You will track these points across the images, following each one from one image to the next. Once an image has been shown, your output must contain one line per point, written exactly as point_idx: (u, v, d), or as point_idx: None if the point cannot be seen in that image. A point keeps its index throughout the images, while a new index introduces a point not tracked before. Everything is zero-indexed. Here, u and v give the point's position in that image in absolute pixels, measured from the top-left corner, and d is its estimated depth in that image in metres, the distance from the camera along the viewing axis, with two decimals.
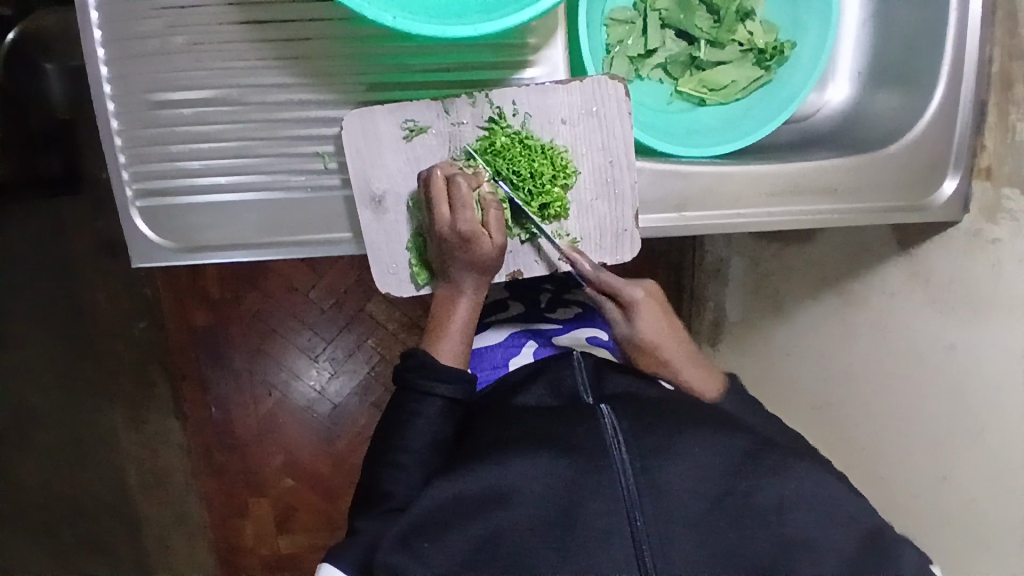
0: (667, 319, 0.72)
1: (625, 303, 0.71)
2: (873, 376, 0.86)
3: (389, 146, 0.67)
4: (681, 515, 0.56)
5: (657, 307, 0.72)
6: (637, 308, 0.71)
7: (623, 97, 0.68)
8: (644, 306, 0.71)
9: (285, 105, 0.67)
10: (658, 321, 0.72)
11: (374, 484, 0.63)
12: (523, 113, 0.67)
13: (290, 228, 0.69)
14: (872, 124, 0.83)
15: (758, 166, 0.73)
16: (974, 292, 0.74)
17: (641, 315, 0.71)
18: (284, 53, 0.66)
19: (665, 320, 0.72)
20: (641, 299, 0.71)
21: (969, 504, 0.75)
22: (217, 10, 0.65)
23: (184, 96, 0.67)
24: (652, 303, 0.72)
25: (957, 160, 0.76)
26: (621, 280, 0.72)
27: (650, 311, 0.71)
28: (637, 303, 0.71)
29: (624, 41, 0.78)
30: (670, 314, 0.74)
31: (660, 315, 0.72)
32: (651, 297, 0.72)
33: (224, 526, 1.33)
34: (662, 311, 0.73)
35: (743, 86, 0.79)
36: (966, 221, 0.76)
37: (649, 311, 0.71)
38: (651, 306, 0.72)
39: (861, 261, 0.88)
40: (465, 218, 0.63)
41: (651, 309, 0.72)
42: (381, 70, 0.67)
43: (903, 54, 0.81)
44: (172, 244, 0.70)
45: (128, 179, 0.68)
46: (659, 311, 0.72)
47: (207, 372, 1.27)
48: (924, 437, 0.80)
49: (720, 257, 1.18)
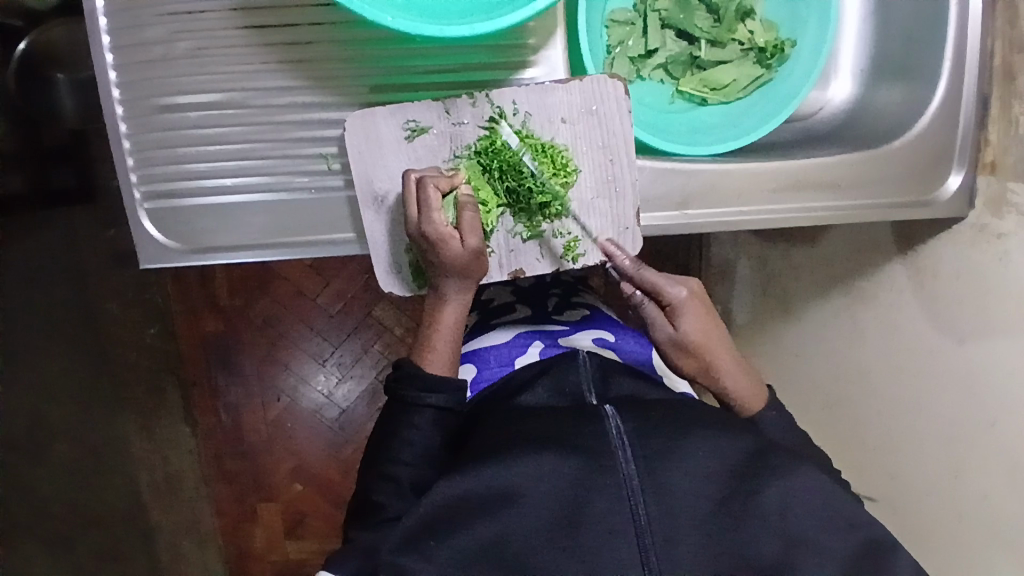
0: (709, 319, 0.69)
1: (667, 302, 0.68)
2: (883, 373, 0.86)
3: (391, 147, 0.67)
4: (685, 516, 0.56)
5: (700, 307, 0.69)
6: (680, 310, 0.68)
7: (623, 96, 0.68)
8: (688, 307, 0.68)
9: (289, 107, 0.68)
10: (701, 322, 0.68)
11: (376, 485, 0.64)
12: (523, 113, 0.68)
13: (295, 229, 0.70)
14: (873, 120, 0.83)
15: (759, 163, 0.73)
16: (982, 285, 0.73)
17: (683, 317, 0.68)
18: (287, 57, 0.67)
19: (707, 320, 0.69)
20: (684, 300, 0.68)
21: (981, 502, 0.74)
22: (222, 15, 0.66)
23: (190, 100, 0.68)
24: (696, 303, 0.69)
25: (962, 154, 0.76)
26: (664, 278, 0.68)
27: (693, 312, 0.68)
28: (680, 305, 0.68)
29: (624, 42, 0.78)
30: (713, 313, 0.70)
31: (703, 315, 0.69)
32: (694, 295, 0.69)
33: (234, 531, 1.35)
34: (707, 312, 0.69)
35: (743, 84, 0.79)
36: (971, 215, 0.76)
37: (694, 312, 0.68)
38: (695, 307, 0.68)
39: (866, 258, 0.88)
40: (433, 222, 0.64)
41: (695, 311, 0.68)
42: (383, 72, 0.68)
43: (903, 50, 0.81)
44: (179, 246, 0.71)
45: (136, 182, 0.70)
46: (703, 310, 0.69)
47: (217, 379, 1.30)
48: (935, 434, 0.79)
49: (727, 258, 1.18)
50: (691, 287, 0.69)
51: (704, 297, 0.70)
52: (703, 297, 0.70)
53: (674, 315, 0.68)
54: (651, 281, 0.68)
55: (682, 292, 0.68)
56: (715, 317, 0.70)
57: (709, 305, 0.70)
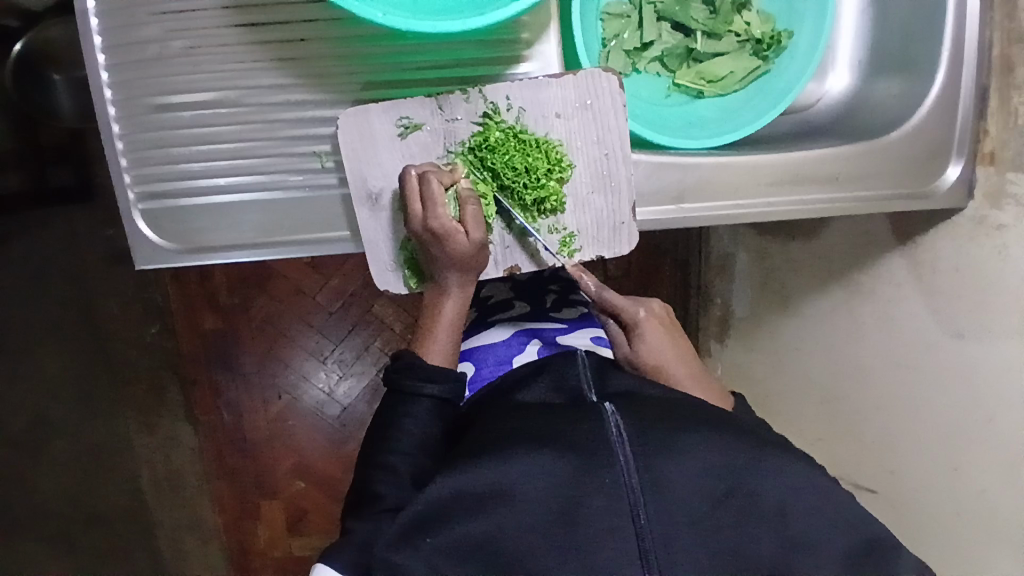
0: (670, 340, 0.71)
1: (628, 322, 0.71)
2: (883, 366, 0.85)
3: (384, 144, 0.67)
4: (683, 512, 0.55)
5: (660, 327, 0.71)
6: (641, 327, 0.70)
7: (617, 89, 0.67)
8: (647, 324, 0.71)
9: (282, 105, 0.68)
10: (662, 339, 0.71)
11: (373, 476, 0.64)
12: (517, 108, 0.67)
13: (290, 228, 0.70)
14: (872, 112, 0.83)
15: (756, 155, 0.72)
16: (982, 277, 0.73)
17: (642, 336, 0.70)
18: (279, 55, 0.67)
19: (668, 339, 0.71)
20: (643, 318, 0.71)
21: (980, 494, 0.74)
22: (214, 13, 0.66)
23: (184, 99, 0.68)
24: (656, 323, 0.71)
25: (961, 146, 0.75)
26: (626, 299, 0.71)
27: (654, 330, 0.71)
28: (640, 323, 0.70)
29: (620, 35, 0.78)
30: (678, 335, 0.73)
31: (664, 334, 0.71)
32: (653, 314, 0.72)
33: (236, 528, 1.33)
34: (668, 332, 0.72)
35: (740, 77, 0.78)
36: (970, 207, 0.75)
37: (654, 329, 0.71)
38: (656, 326, 0.71)
39: (866, 252, 0.87)
40: (439, 216, 0.64)
41: (656, 330, 0.71)
42: (376, 69, 0.68)
43: (902, 41, 0.81)
44: (174, 246, 0.71)
45: (129, 182, 0.69)
46: (662, 332, 0.71)
47: (219, 377, 1.27)
48: (935, 427, 0.79)
49: (726, 252, 1.17)
50: (652, 308, 0.72)
51: (667, 319, 0.73)
52: (667, 318, 0.73)
53: (635, 332, 0.71)
54: (613, 303, 0.71)
55: (642, 312, 0.71)
56: (679, 338, 0.73)
57: (671, 326, 0.73)
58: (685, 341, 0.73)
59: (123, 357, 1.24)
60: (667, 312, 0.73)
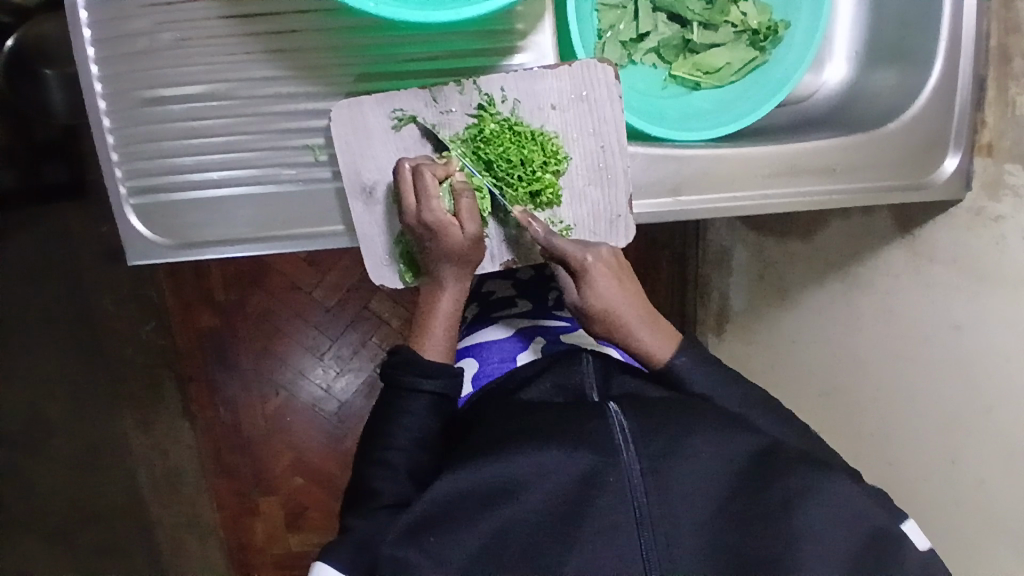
0: (620, 285, 0.68)
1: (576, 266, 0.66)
2: (881, 358, 0.85)
3: (378, 137, 0.67)
4: (686, 511, 0.55)
5: (609, 272, 0.67)
6: (589, 273, 0.66)
7: (613, 81, 0.67)
8: (596, 271, 0.66)
9: (273, 98, 0.67)
10: (611, 284, 0.67)
11: (370, 473, 0.64)
12: (512, 100, 0.67)
13: (284, 222, 0.69)
14: (869, 103, 0.82)
15: (753, 147, 0.72)
16: (981, 268, 0.72)
17: (591, 283, 0.66)
18: (270, 47, 0.66)
19: (617, 285, 0.67)
20: (592, 263, 0.66)
21: (978, 487, 0.74)
22: (203, 5, 0.65)
23: (174, 92, 0.67)
24: (606, 269, 0.67)
25: (959, 137, 0.75)
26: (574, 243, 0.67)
27: (603, 276, 0.66)
28: (589, 270, 0.66)
29: (616, 26, 0.77)
30: (627, 279, 0.69)
31: (613, 278, 0.67)
32: (601, 258, 0.67)
33: (235, 525, 1.35)
34: (619, 277, 0.68)
35: (736, 68, 0.78)
36: (968, 199, 0.75)
37: (603, 275, 0.66)
38: (605, 271, 0.67)
39: (864, 245, 0.87)
40: (432, 210, 0.63)
41: (605, 276, 0.67)
42: (369, 61, 0.67)
43: (899, 30, 0.80)
44: (167, 242, 0.70)
45: (121, 177, 0.69)
46: (612, 276, 0.67)
47: (216, 375, 1.28)
48: (933, 419, 0.79)
49: (723, 245, 1.17)
50: (602, 252, 0.68)
51: (618, 264, 0.68)
52: (618, 262, 0.68)
53: (582, 278, 0.67)
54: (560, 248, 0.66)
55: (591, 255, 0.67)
56: (629, 281, 0.69)
57: (621, 270, 0.68)
58: (635, 284, 0.69)
59: None
60: (616, 253, 0.69)
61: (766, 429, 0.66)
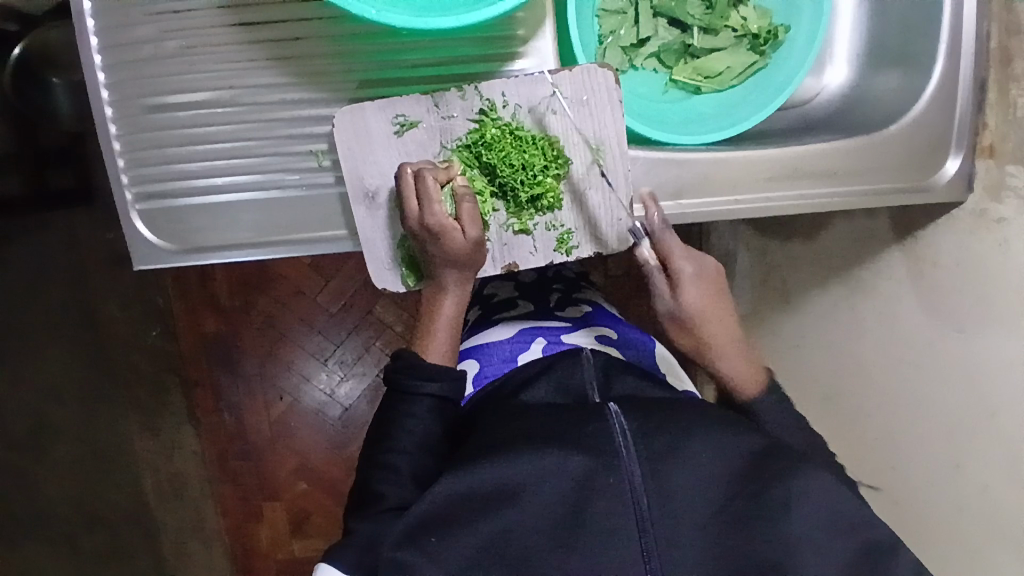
0: (713, 299, 0.71)
1: (673, 274, 0.70)
2: (886, 362, 0.85)
3: (381, 142, 0.67)
4: (686, 514, 0.55)
5: (706, 284, 0.70)
6: (685, 284, 0.69)
7: (613, 85, 0.67)
8: (692, 284, 0.70)
9: (278, 104, 0.68)
10: (704, 296, 0.70)
11: (376, 476, 0.64)
12: (513, 105, 0.67)
13: (288, 226, 0.70)
14: (872, 105, 0.82)
15: (753, 150, 0.72)
16: (984, 272, 0.72)
17: (685, 290, 0.70)
18: (274, 54, 0.67)
19: (709, 300, 0.70)
20: (691, 275, 0.69)
21: (983, 491, 0.73)
22: (209, 13, 0.66)
23: (181, 99, 0.68)
24: (703, 281, 0.70)
25: (960, 139, 0.75)
26: (680, 248, 0.69)
27: (698, 288, 0.70)
28: (685, 280, 0.69)
29: (617, 31, 0.78)
30: (721, 293, 0.72)
31: (707, 291, 0.70)
32: (702, 271, 0.70)
33: (239, 531, 1.33)
34: (713, 291, 0.71)
35: (737, 72, 0.78)
36: (970, 201, 0.74)
37: (697, 286, 0.70)
38: (701, 282, 0.70)
39: (867, 248, 0.87)
40: (435, 214, 0.63)
41: (700, 288, 0.70)
42: (372, 67, 0.68)
43: (901, 34, 0.80)
44: (172, 246, 0.71)
45: (127, 183, 0.69)
46: (708, 288, 0.70)
47: (220, 379, 1.29)
48: (937, 423, 0.78)
49: (726, 249, 1.16)
50: (703, 263, 0.71)
51: (716, 277, 0.71)
52: (714, 276, 0.71)
53: (677, 285, 0.70)
54: (668, 248, 0.69)
55: (692, 267, 0.69)
56: (723, 299, 0.72)
57: (718, 284, 0.71)
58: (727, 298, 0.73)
59: (124, 360, 1.24)
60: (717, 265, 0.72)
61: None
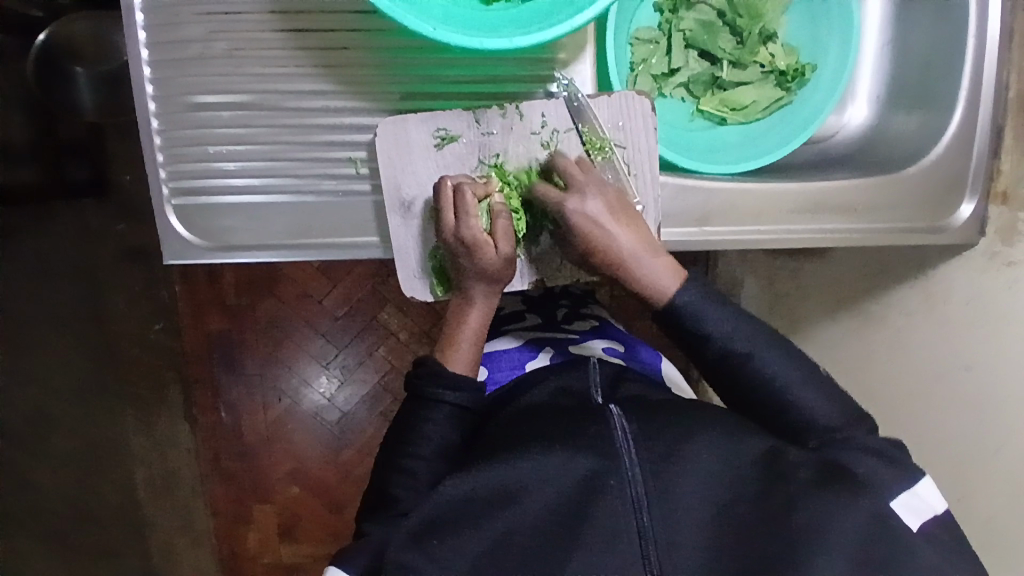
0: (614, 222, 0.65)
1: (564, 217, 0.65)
2: (890, 395, 0.87)
3: (421, 154, 0.69)
4: (687, 518, 0.56)
5: (601, 216, 0.65)
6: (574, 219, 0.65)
7: (649, 112, 0.69)
8: (582, 219, 0.65)
9: (322, 111, 0.69)
10: (608, 207, 0.65)
11: (392, 480, 0.65)
12: (551, 127, 0.69)
13: (320, 230, 0.71)
14: (890, 145, 0.85)
15: (777, 184, 0.75)
16: (988, 312, 0.75)
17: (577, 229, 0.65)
18: (321, 62, 0.68)
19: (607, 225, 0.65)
20: (575, 210, 0.65)
21: (982, 525, 0.75)
22: (260, 17, 0.67)
23: (221, 100, 0.69)
24: (588, 215, 0.65)
25: (975, 183, 0.77)
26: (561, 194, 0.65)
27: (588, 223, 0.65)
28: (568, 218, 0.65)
29: (648, 60, 0.80)
30: (629, 213, 0.66)
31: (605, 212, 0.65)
32: (589, 202, 0.65)
33: (228, 533, 1.34)
34: (610, 215, 0.65)
35: (763, 106, 0.80)
36: (982, 243, 0.78)
37: (584, 220, 0.65)
38: (593, 212, 0.65)
39: (879, 281, 0.89)
40: (470, 227, 0.65)
41: (587, 221, 0.65)
42: (415, 81, 0.69)
43: (921, 78, 0.83)
44: (205, 243, 0.72)
45: (164, 178, 0.70)
46: (605, 214, 0.65)
47: (219, 377, 1.28)
48: (940, 456, 0.81)
49: (733, 276, 1.18)
50: (587, 204, 0.65)
51: (613, 204, 0.65)
52: (611, 204, 0.65)
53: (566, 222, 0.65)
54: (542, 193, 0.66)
55: (573, 204, 0.65)
56: (632, 222, 0.66)
57: (615, 209, 0.65)
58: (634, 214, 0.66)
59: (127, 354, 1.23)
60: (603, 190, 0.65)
61: (799, 402, 0.62)
